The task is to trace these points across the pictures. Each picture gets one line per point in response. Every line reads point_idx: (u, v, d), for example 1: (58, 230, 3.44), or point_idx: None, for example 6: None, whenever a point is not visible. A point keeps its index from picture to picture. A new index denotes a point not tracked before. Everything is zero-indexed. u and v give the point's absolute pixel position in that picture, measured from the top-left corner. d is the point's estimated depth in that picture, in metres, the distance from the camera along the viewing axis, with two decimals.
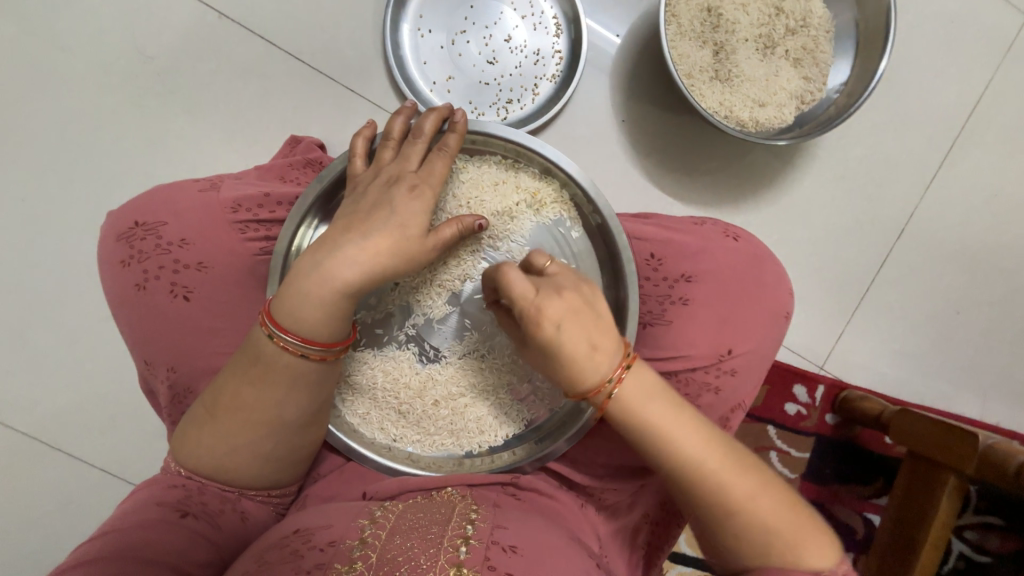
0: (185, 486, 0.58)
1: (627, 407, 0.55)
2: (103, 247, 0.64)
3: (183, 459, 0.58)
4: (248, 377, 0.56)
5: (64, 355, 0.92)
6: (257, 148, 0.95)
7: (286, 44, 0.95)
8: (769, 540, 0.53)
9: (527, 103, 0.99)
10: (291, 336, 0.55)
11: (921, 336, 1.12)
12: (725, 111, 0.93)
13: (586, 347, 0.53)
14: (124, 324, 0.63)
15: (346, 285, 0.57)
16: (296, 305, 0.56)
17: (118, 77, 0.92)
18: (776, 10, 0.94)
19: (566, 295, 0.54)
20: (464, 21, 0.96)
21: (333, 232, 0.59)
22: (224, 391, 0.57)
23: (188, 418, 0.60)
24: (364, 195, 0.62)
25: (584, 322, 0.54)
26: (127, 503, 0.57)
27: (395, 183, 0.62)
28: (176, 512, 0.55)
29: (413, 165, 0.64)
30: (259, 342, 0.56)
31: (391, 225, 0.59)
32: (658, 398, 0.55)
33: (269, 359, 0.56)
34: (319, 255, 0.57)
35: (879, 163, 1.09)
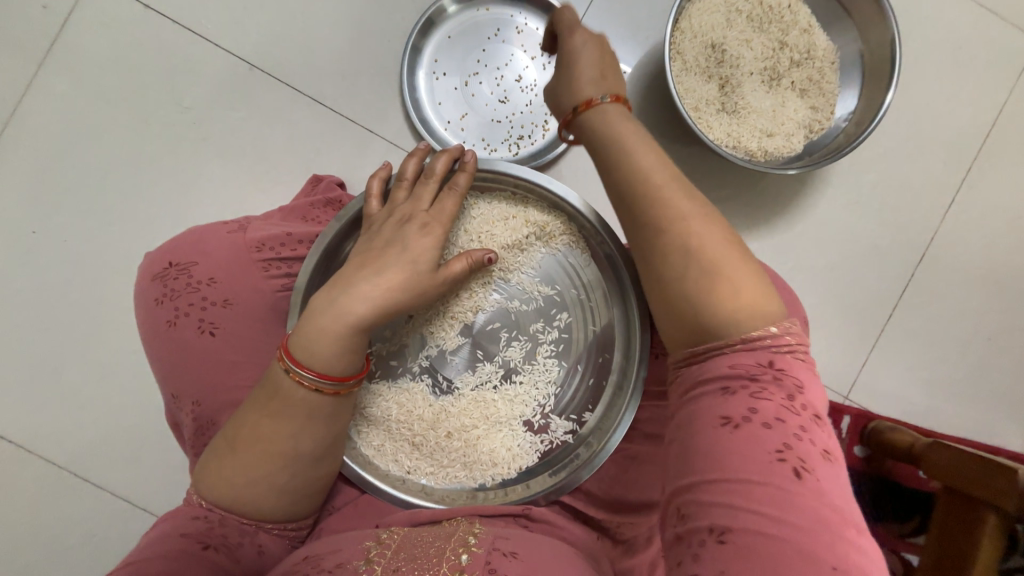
0: (207, 517, 0.58)
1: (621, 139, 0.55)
2: (139, 286, 0.68)
3: (206, 490, 0.60)
4: (266, 411, 0.58)
5: (96, 387, 0.96)
6: (282, 188, 1.00)
7: (310, 91, 1.01)
8: (728, 285, 0.46)
9: (538, 138, 1.02)
10: (307, 371, 0.57)
11: (950, 363, 1.08)
12: (733, 141, 0.95)
13: (591, 61, 0.61)
14: (154, 358, 0.66)
15: (359, 320, 0.58)
16: (311, 340, 0.57)
17: (156, 125, 1.00)
18: (779, 44, 0.96)
19: (590, 43, 0.62)
20: (476, 64, 1.02)
21: (348, 269, 0.62)
22: (245, 424, 0.59)
23: (210, 451, 0.61)
24: (377, 233, 0.65)
25: (595, 43, 0.62)
26: (151, 534, 0.58)
27: (407, 222, 0.65)
28: (198, 544, 0.56)
29: (425, 204, 0.67)
30: (276, 377, 0.58)
31: (402, 262, 0.62)
32: (642, 135, 0.56)
33: (286, 394, 0.58)
34: (333, 291, 0.60)
35: (894, 188, 1.08)
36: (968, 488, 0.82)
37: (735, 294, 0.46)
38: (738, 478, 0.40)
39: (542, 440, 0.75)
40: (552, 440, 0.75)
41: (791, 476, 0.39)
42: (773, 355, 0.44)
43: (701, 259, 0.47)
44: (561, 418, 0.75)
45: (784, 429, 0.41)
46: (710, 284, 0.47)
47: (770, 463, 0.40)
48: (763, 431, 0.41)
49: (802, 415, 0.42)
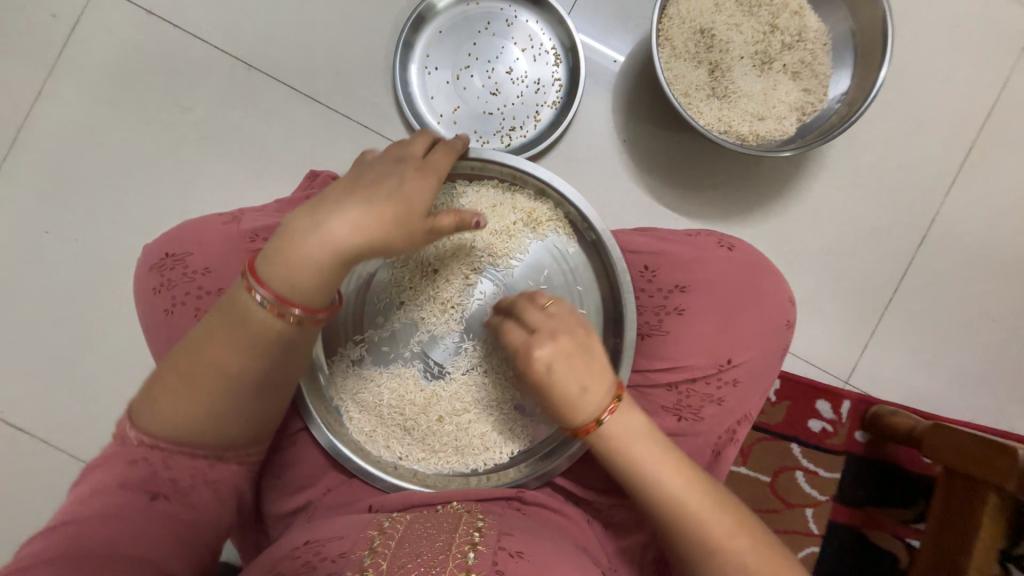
0: (147, 461, 0.56)
1: (620, 443, 0.61)
2: (137, 278, 0.69)
3: (151, 424, 0.57)
4: (216, 338, 0.57)
5: (107, 380, 0.99)
6: (280, 183, 1.03)
7: (306, 89, 1.04)
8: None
9: (529, 129, 1.03)
10: (267, 291, 0.57)
11: (954, 347, 1.06)
12: (723, 126, 0.95)
13: (579, 387, 0.60)
14: (153, 347, 0.67)
15: (339, 252, 0.58)
16: (287, 266, 0.57)
17: (160, 127, 1.03)
18: (770, 27, 0.96)
19: (562, 340, 0.61)
20: (467, 57, 1.03)
21: (328, 199, 0.61)
22: (201, 347, 0.58)
23: (150, 382, 0.58)
24: (365, 172, 0.65)
25: (576, 364, 0.61)
26: (83, 486, 0.54)
27: (401, 164, 0.65)
28: (144, 495, 0.54)
29: (420, 155, 0.68)
30: (246, 303, 0.57)
31: (388, 201, 0.61)
32: (646, 435, 0.61)
33: (248, 321, 0.57)
34: (313, 220, 0.59)
35: (892, 168, 1.06)
36: (971, 471, 0.82)
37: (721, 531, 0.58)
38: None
39: (532, 424, 0.76)
40: (541, 425, 0.76)
41: None
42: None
43: (701, 529, 0.58)
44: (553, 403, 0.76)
45: None
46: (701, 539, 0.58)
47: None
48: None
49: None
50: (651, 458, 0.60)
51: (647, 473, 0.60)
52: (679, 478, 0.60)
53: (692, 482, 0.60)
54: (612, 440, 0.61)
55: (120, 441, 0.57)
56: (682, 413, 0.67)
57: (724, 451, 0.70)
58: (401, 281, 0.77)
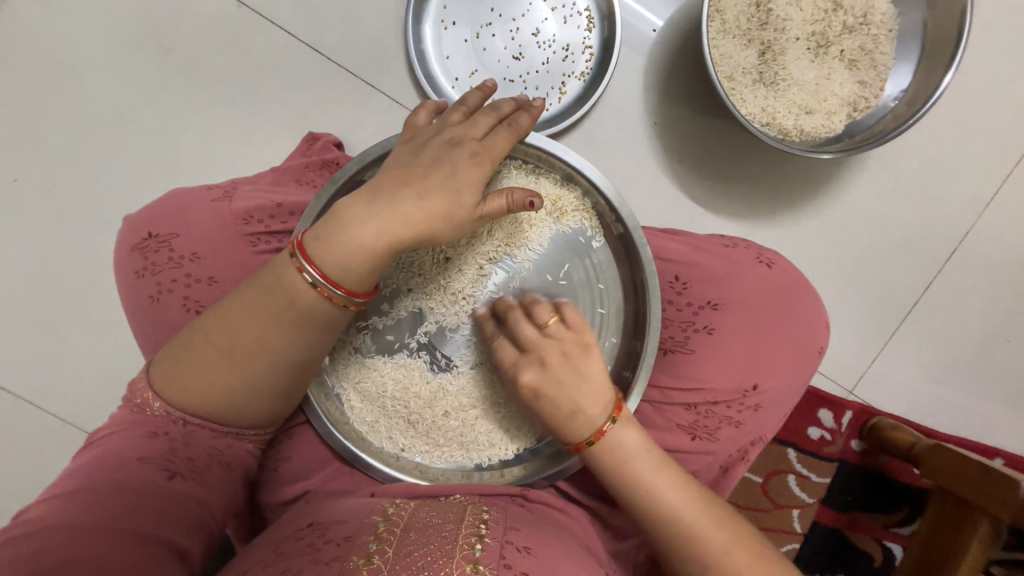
0: (168, 435, 0.52)
1: (611, 458, 0.59)
2: (118, 258, 0.63)
3: (175, 396, 0.53)
4: (253, 308, 0.52)
5: (85, 348, 0.93)
6: (275, 145, 0.93)
7: (306, 37, 0.92)
8: None
9: (553, 103, 0.93)
10: (316, 271, 0.51)
11: (966, 365, 1.04)
12: (766, 118, 0.86)
13: (569, 409, 0.59)
14: (138, 334, 0.62)
15: (395, 241, 0.53)
16: (341, 246, 0.51)
17: (139, 70, 0.92)
18: (833, 5, 0.85)
19: (551, 365, 0.60)
20: (490, 13, 0.91)
21: (387, 181, 0.55)
22: (229, 318, 0.52)
23: (177, 347, 0.53)
24: (423, 149, 0.57)
25: (566, 385, 0.59)
26: (91, 455, 0.51)
27: (456, 145, 0.57)
28: (162, 473, 0.50)
29: (480, 132, 0.59)
30: (284, 276, 0.52)
31: (448, 188, 0.55)
32: (643, 451, 0.58)
33: (292, 295, 0.52)
34: (373, 203, 0.53)
35: (934, 175, 1.00)
36: (964, 494, 0.83)
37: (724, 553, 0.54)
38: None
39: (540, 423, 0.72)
40: None
41: None
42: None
43: (703, 550, 0.55)
44: None
45: None
46: (694, 556, 0.55)
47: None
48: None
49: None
50: (644, 472, 0.58)
51: (645, 487, 0.57)
52: (679, 495, 0.57)
53: (693, 500, 0.57)
54: (608, 454, 0.59)
55: (137, 410, 0.53)
56: (697, 433, 0.64)
57: (733, 469, 0.68)
58: (411, 265, 0.70)
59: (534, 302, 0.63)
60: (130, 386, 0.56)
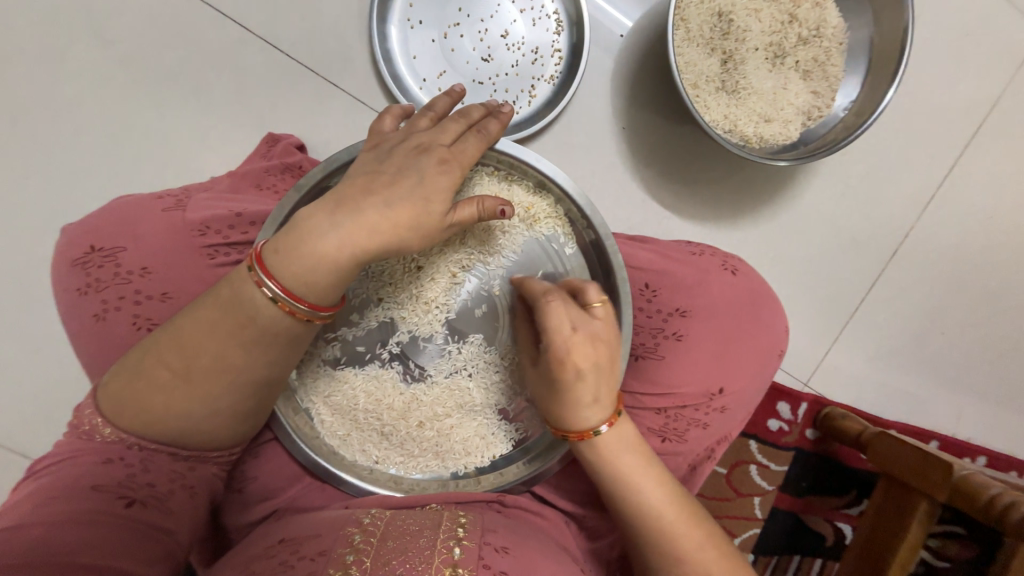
0: (124, 461, 0.49)
1: (604, 452, 0.59)
2: (56, 274, 0.58)
3: (128, 421, 0.49)
4: (210, 326, 0.49)
5: (21, 366, 0.85)
6: (232, 145, 0.88)
7: (263, 32, 0.88)
8: None
9: (523, 106, 0.93)
10: (276, 284, 0.48)
11: (906, 356, 1.12)
12: (728, 125, 0.89)
13: (592, 398, 0.57)
14: (82, 354, 0.57)
15: (361, 252, 0.51)
16: (303, 260, 0.49)
17: (75, 63, 0.84)
18: (789, 18, 0.89)
19: (597, 348, 0.57)
20: (458, 13, 0.89)
21: (351, 188, 0.52)
22: (183, 337, 0.49)
23: (126, 368, 0.50)
24: (388, 155, 0.55)
25: (600, 375, 0.57)
26: (39, 485, 0.47)
27: (424, 151, 0.55)
28: (119, 501, 0.47)
29: (448, 138, 0.57)
30: (242, 291, 0.48)
31: (415, 195, 0.52)
32: (632, 446, 0.60)
33: (250, 311, 0.49)
34: (336, 212, 0.50)
35: (880, 180, 1.07)
36: (908, 479, 0.89)
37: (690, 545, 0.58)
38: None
39: (516, 429, 0.71)
40: (527, 429, 0.70)
41: None
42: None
43: (673, 541, 0.58)
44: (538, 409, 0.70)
45: None
46: (668, 549, 0.58)
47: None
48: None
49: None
50: (632, 468, 0.59)
51: (627, 481, 0.59)
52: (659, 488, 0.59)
53: (668, 493, 0.59)
54: (603, 447, 0.59)
55: (87, 437, 0.49)
56: (667, 435, 0.66)
57: (700, 467, 0.71)
58: (380, 274, 0.66)
59: (585, 283, 0.61)
60: (75, 412, 0.52)
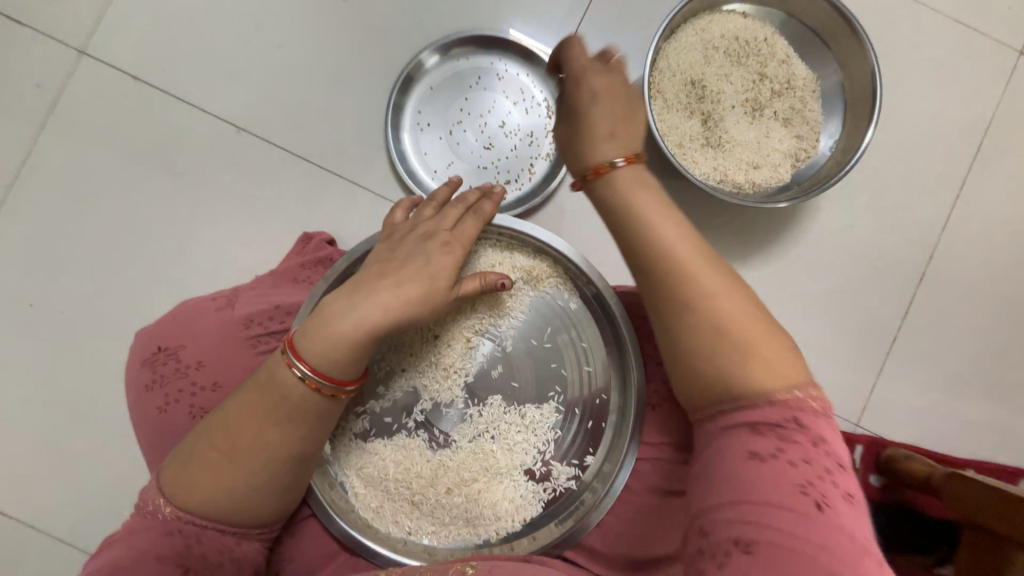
0: (183, 533, 0.52)
1: (616, 182, 0.56)
2: (128, 373, 0.66)
3: (182, 500, 0.53)
4: (255, 407, 0.54)
5: (94, 459, 0.94)
6: (274, 246, 1.01)
7: (298, 149, 1.03)
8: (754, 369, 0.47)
9: (525, 182, 1.02)
10: (305, 365, 0.54)
11: (963, 384, 1.05)
12: (719, 175, 0.95)
13: (604, 121, 0.59)
14: (144, 445, 0.64)
15: (377, 326, 0.56)
16: (325, 340, 0.54)
17: (149, 194, 1.01)
18: (759, 76, 0.97)
19: (607, 99, 0.60)
20: (460, 112, 1.03)
21: (366, 275, 0.60)
22: (231, 417, 0.54)
23: (187, 446, 0.55)
24: (400, 243, 0.64)
25: (614, 148, 0.58)
26: (109, 557, 0.50)
27: (428, 237, 0.63)
28: (177, 571, 0.50)
29: (448, 223, 0.65)
30: (276, 373, 0.54)
31: (422, 275, 0.60)
32: (673, 223, 0.54)
33: (283, 391, 0.54)
34: (354, 296, 0.57)
35: (887, 206, 1.07)
36: (995, 525, 0.80)
37: (768, 386, 0.46)
38: (797, 533, 0.39)
39: (546, 489, 0.70)
40: (556, 488, 0.70)
41: (814, 508, 0.40)
42: (793, 408, 0.45)
43: (705, 295, 0.49)
44: (563, 464, 0.71)
45: (808, 468, 0.42)
46: (695, 302, 0.50)
47: (793, 493, 0.40)
48: (773, 464, 0.42)
49: (836, 465, 0.43)
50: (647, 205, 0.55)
51: (661, 244, 0.52)
52: (726, 283, 0.50)
53: (728, 289, 0.50)
54: (613, 186, 0.57)
55: (150, 515, 0.53)
56: None
57: None
58: (401, 347, 0.72)
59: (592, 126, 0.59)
60: (141, 495, 0.56)
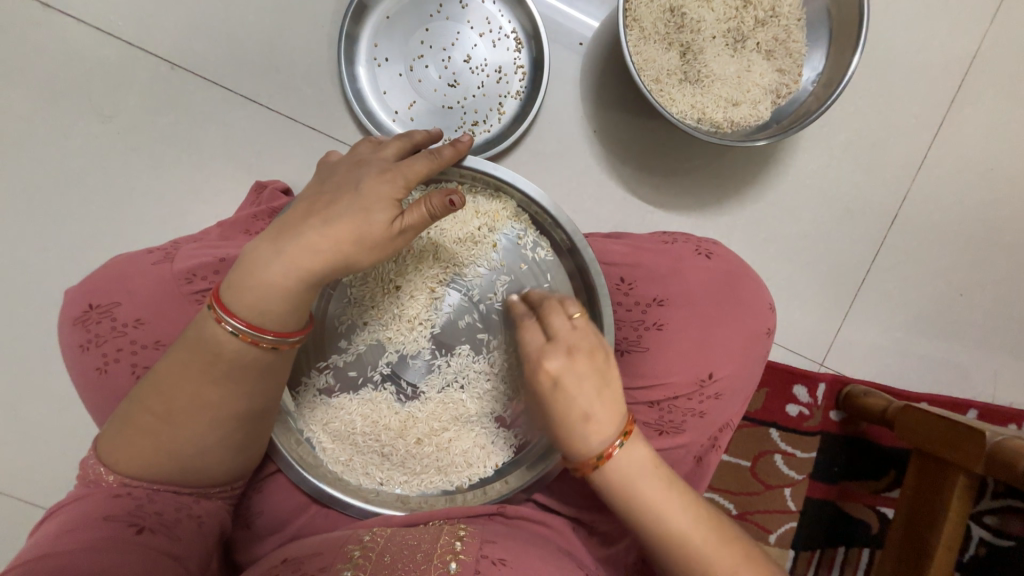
0: (131, 495, 0.51)
1: (619, 480, 0.53)
2: (61, 333, 0.62)
3: (126, 467, 0.51)
4: (187, 368, 0.51)
5: (54, 423, 0.90)
6: (225, 197, 0.94)
7: (243, 89, 0.94)
8: None
9: (493, 123, 0.96)
10: (237, 320, 0.50)
11: (925, 323, 1.08)
12: (697, 113, 0.90)
13: (582, 412, 0.53)
14: (92, 407, 0.61)
15: (310, 272, 0.52)
16: (256, 289, 0.50)
17: (77, 141, 0.92)
18: (742, 2, 0.90)
19: (577, 356, 0.53)
20: (421, 45, 0.94)
21: (294, 216, 0.54)
22: (163, 380, 0.51)
23: (121, 412, 0.53)
24: (331, 178, 0.56)
25: (589, 386, 0.53)
26: (55, 523, 0.49)
27: (364, 168, 0.56)
28: (130, 529, 0.49)
29: (389, 156, 0.58)
30: (205, 329, 0.51)
31: (354, 210, 0.53)
32: (651, 469, 0.54)
33: (216, 347, 0.50)
34: (280, 241, 0.52)
35: (866, 146, 1.04)
36: (941, 453, 0.85)
37: None
38: None
39: (516, 435, 0.70)
40: (525, 434, 0.70)
41: None
42: None
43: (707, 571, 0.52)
44: None
45: None
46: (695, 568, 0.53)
47: None
48: None
49: None
50: (643, 478, 0.53)
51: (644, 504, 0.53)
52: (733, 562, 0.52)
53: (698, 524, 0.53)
54: (612, 477, 0.53)
55: (93, 483, 0.52)
56: (664, 428, 0.65)
57: (707, 458, 0.69)
58: (361, 299, 0.68)
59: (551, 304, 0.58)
60: (81, 463, 0.54)
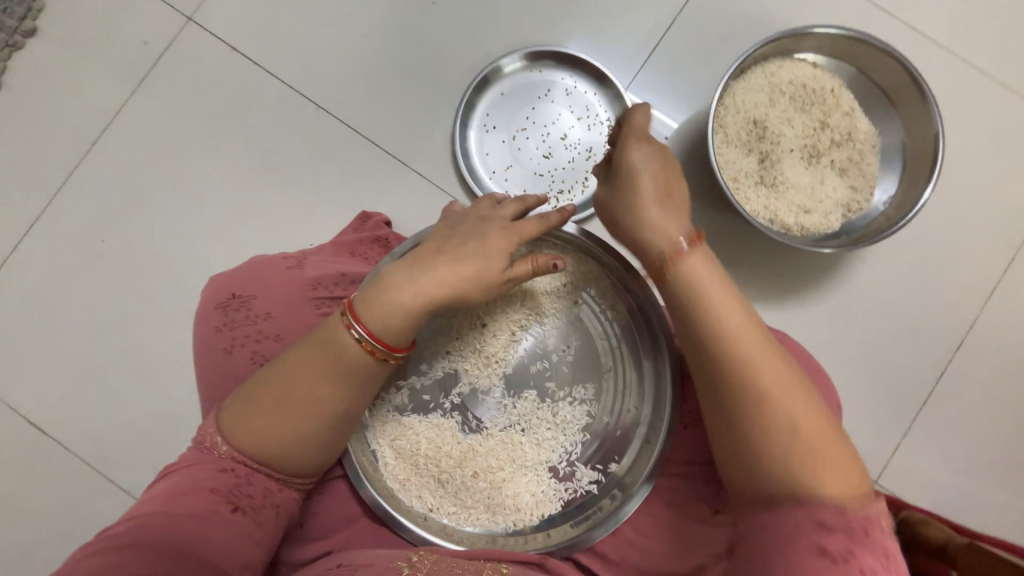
0: (234, 471, 0.56)
1: (699, 294, 0.58)
2: (199, 314, 0.71)
3: (239, 442, 0.57)
4: (311, 364, 0.57)
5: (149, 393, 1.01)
6: (333, 221, 1.07)
7: (368, 134, 1.09)
8: (814, 463, 0.50)
9: (578, 193, 1.06)
10: (364, 330, 0.57)
11: (989, 458, 1.03)
12: (769, 215, 0.97)
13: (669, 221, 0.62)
14: (203, 382, 0.68)
15: (432, 300, 0.59)
16: (385, 307, 0.58)
17: (226, 157, 1.09)
18: (821, 124, 0.99)
19: (668, 188, 0.65)
20: (525, 120, 1.08)
21: (426, 251, 0.62)
22: (288, 370, 0.58)
23: (242, 392, 0.59)
24: (460, 224, 0.65)
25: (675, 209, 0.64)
26: (170, 482, 0.55)
27: (488, 221, 0.65)
28: (227, 505, 0.55)
29: (508, 215, 0.67)
30: (334, 333, 0.58)
31: (478, 255, 0.61)
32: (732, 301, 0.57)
33: (340, 350, 0.57)
34: (412, 269, 0.60)
35: (933, 269, 1.07)
36: None
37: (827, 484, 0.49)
38: None
39: (567, 489, 0.72)
40: (576, 489, 0.72)
41: None
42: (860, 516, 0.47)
43: (778, 392, 0.52)
44: (586, 468, 0.72)
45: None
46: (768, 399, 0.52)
47: None
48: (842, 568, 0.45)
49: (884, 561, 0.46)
50: (723, 303, 0.57)
51: (772, 396, 0.52)
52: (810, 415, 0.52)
53: (781, 364, 0.54)
54: (693, 281, 0.59)
55: (205, 451, 0.57)
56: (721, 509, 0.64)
57: None
58: (449, 330, 0.75)
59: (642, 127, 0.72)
60: (198, 429, 0.60)
